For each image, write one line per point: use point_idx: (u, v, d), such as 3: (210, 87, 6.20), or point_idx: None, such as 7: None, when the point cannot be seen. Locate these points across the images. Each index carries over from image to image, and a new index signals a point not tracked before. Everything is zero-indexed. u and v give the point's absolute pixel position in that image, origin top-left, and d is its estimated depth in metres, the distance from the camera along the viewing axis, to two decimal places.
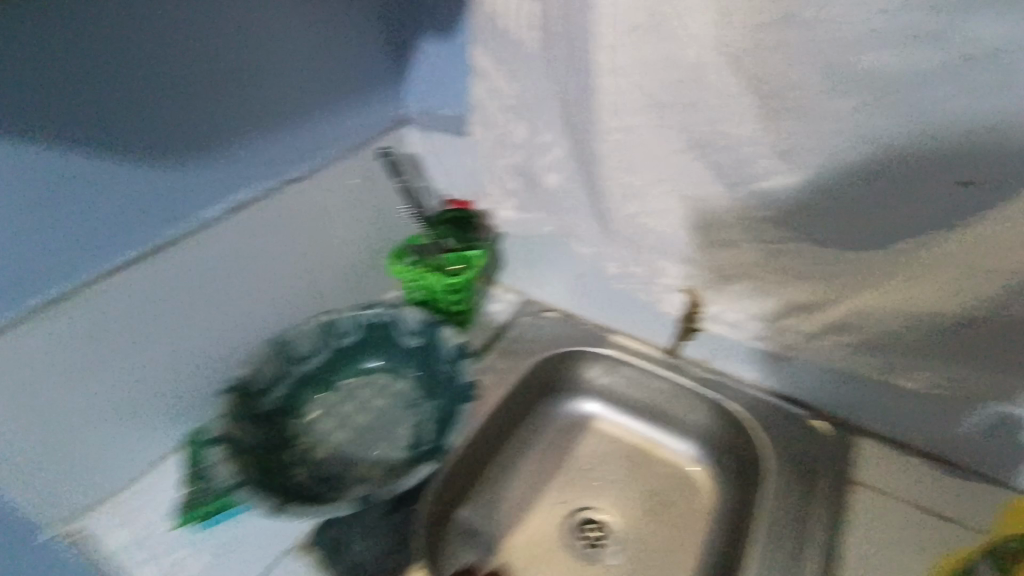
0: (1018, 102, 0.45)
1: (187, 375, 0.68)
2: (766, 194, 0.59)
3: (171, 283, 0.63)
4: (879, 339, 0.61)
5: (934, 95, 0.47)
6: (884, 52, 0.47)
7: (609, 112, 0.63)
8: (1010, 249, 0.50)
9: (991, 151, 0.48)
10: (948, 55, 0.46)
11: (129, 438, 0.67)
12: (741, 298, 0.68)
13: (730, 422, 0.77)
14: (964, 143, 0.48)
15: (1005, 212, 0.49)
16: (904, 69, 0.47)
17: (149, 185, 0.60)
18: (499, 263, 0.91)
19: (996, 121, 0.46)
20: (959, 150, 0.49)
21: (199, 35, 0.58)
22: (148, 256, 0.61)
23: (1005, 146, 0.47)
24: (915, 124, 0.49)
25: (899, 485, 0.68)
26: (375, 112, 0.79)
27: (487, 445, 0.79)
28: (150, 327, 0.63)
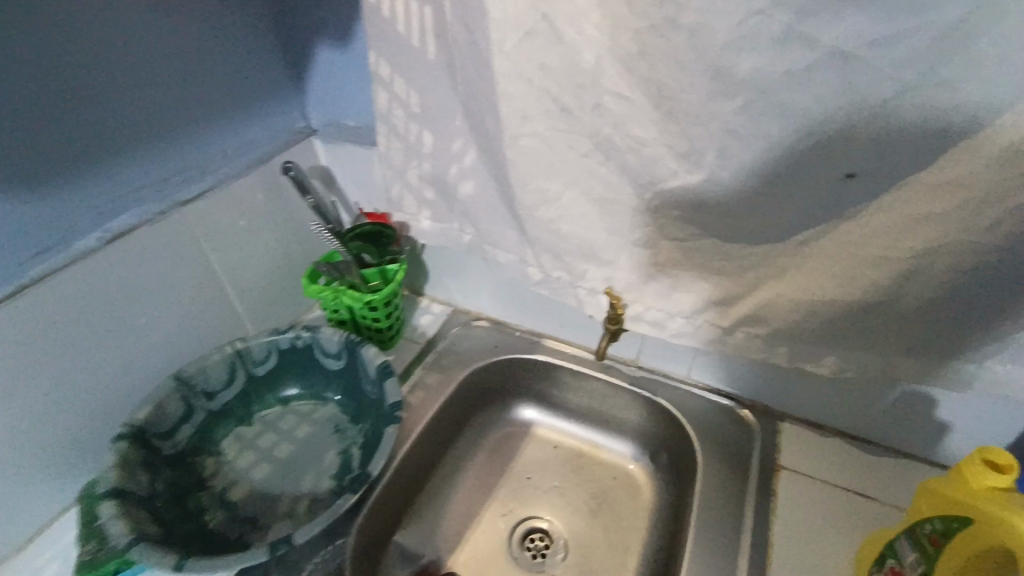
0: (898, 95, 0.45)
1: (85, 420, 0.64)
2: (670, 193, 0.59)
3: (53, 319, 0.58)
4: (789, 330, 0.61)
5: (818, 91, 0.47)
6: (761, 54, 0.46)
7: (511, 118, 0.61)
8: (899, 235, 0.51)
9: (876, 144, 0.48)
10: (821, 53, 0.45)
11: (22, 496, 0.62)
12: (660, 297, 0.67)
13: (662, 418, 0.77)
14: (849, 135, 0.48)
15: (891, 201, 0.50)
16: (784, 68, 0.46)
17: (14, 213, 0.55)
18: (424, 274, 0.90)
19: (882, 114, 0.46)
20: (846, 143, 0.48)
21: (62, 49, 0.53)
22: (23, 289, 0.56)
23: (889, 136, 0.47)
24: (805, 118, 0.48)
25: (824, 468, 0.68)
26: (274, 123, 0.77)
27: (423, 464, 0.76)
28: (32, 369, 0.58)
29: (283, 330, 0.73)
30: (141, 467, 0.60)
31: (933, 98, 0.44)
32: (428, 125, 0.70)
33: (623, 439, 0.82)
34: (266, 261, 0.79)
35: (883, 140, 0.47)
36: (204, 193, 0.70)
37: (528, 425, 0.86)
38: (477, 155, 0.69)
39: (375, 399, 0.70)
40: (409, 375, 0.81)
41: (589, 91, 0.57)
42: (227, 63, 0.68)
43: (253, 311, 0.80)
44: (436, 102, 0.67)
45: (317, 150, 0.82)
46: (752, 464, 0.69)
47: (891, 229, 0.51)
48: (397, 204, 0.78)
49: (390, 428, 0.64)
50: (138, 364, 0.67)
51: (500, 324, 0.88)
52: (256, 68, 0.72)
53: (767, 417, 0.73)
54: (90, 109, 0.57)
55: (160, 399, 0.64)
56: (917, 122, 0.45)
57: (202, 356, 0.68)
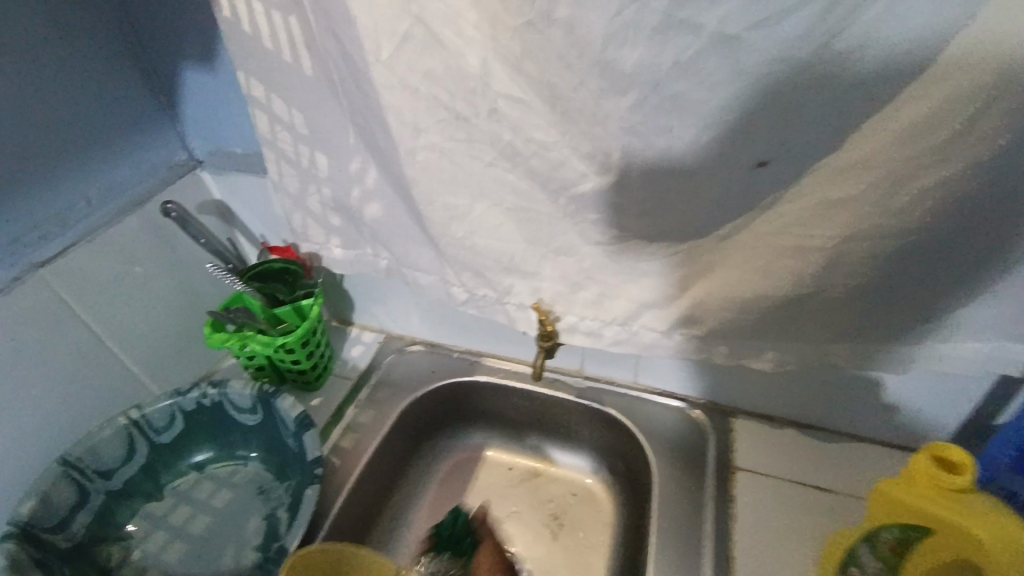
0: (793, 75, 0.41)
1: None
2: (586, 197, 0.54)
3: None
4: (724, 330, 0.57)
5: (709, 79, 0.43)
6: (643, 44, 0.43)
7: (401, 132, 0.56)
8: (819, 221, 0.47)
9: (781, 127, 0.44)
10: (709, 36, 0.41)
11: None
12: (591, 305, 0.63)
13: (613, 427, 0.74)
14: (749, 121, 0.44)
15: (809, 184, 0.46)
16: (670, 56, 0.43)
17: None
18: (349, 302, 0.84)
19: (783, 96, 0.42)
20: (748, 129, 0.44)
21: None
22: None
23: (793, 117, 0.43)
24: (702, 108, 0.44)
25: (782, 464, 0.65)
26: (149, 157, 0.72)
27: (367, 511, 0.70)
28: None
29: (186, 391, 0.67)
30: (34, 567, 0.54)
31: (832, 73, 0.40)
32: (318, 145, 0.63)
33: (576, 452, 0.79)
34: (161, 312, 0.73)
35: (789, 122, 0.44)
36: (66, 249, 0.63)
37: (478, 449, 0.82)
38: (378, 175, 0.63)
39: (296, 454, 0.65)
40: (341, 417, 0.75)
41: (482, 97, 0.51)
42: (72, 102, 0.62)
43: (152, 367, 0.73)
44: (322, 122, 0.61)
45: (207, 182, 0.76)
46: (708, 465, 0.66)
47: (808, 216, 0.47)
48: (302, 234, 0.71)
49: (310, 488, 0.59)
50: (13, 448, 0.61)
51: (436, 347, 0.83)
52: (114, 102, 0.66)
53: (717, 413, 0.70)
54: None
55: (46, 490, 0.58)
56: (818, 101, 0.42)
57: (91, 433, 0.62)
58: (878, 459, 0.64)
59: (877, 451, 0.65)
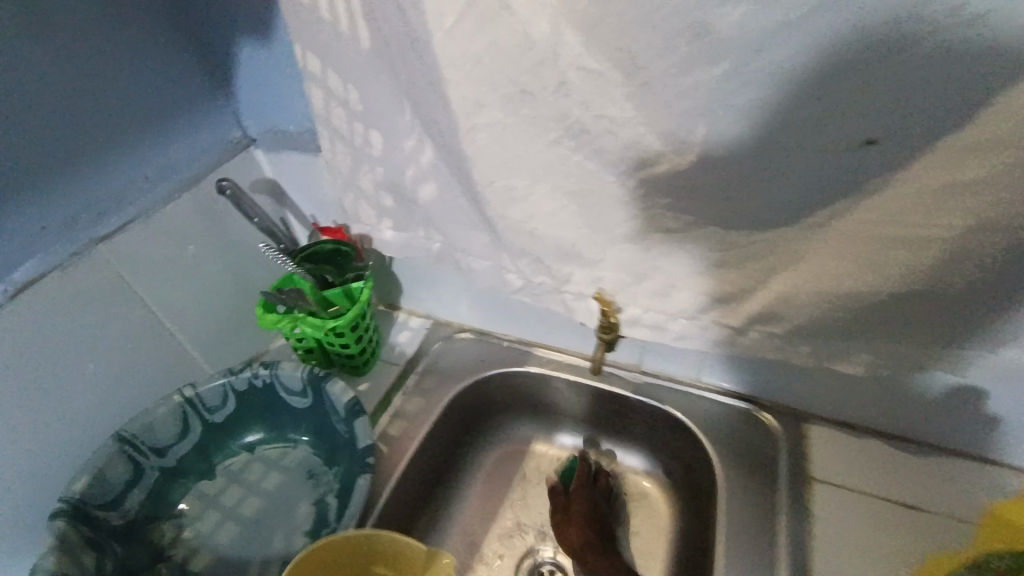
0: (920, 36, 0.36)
1: (38, 481, 0.59)
2: (660, 180, 0.50)
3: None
4: (811, 328, 0.53)
5: (817, 42, 0.38)
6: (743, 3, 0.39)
7: (462, 107, 0.53)
8: (935, 206, 0.42)
9: (892, 98, 0.39)
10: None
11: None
12: (656, 297, 0.59)
13: (672, 427, 0.70)
14: (861, 89, 0.40)
15: (924, 163, 0.41)
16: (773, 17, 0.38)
17: None
18: (396, 286, 0.82)
19: (903, 60, 0.38)
20: (856, 100, 0.40)
21: None
22: None
23: (913, 86, 0.38)
24: (801, 75, 0.40)
25: (863, 477, 0.60)
26: (208, 135, 0.71)
27: (414, 502, 0.69)
28: None
29: (239, 369, 0.66)
30: (84, 546, 0.54)
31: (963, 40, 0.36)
32: (373, 123, 0.60)
33: (632, 451, 0.75)
34: (213, 290, 0.73)
35: (905, 94, 0.39)
36: (124, 226, 0.64)
37: (526, 442, 0.79)
38: (434, 154, 0.60)
39: (347, 439, 0.64)
40: (389, 404, 0.73)
41: (549, 69, 0.47)
42: (129, 77, 0.61)
43: (205, 347, 0.73)
44: (378, 98, 0.58)
45: (260, 160, 0.75)
46: (782, 474, 0.61)
47: (919, 203, 0.42)
48: (353, 215, 0.69)
49: (362, 478, 0.58)
50: (72, 423, 0.61)
51: (485, 335, 0.80)
52: (173, 78, 0.65)
53: (790, 417, 0.65)
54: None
55: (101, 466, 0.58)
56: (946, 69, 0.37)
57: (147, 411, 0.62)
58: (968, 475, 0.59)
59: (966, 466, 0.59)
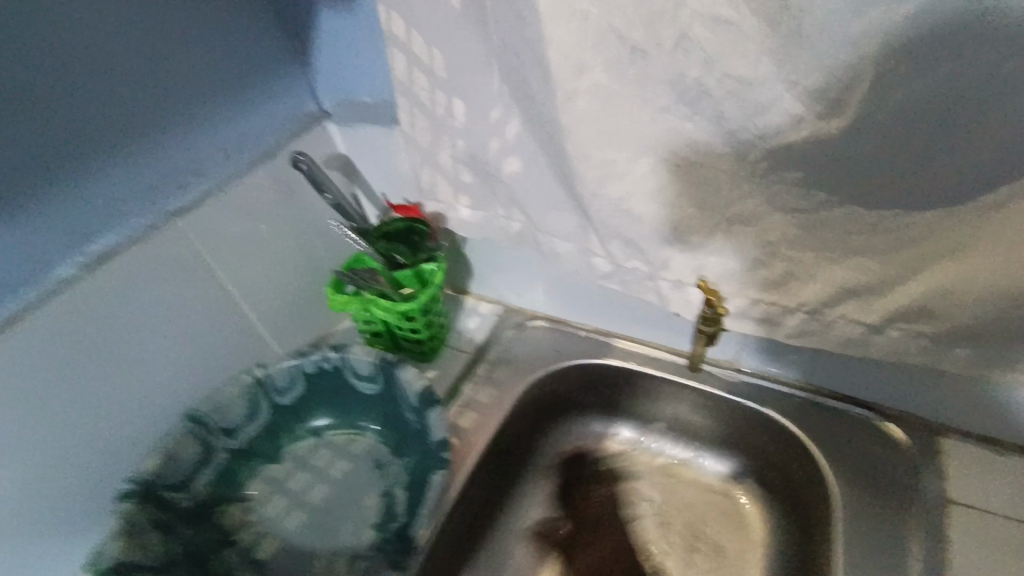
0: None
1: (118, 453, 0.59)
2: (795, 151, 0.43)
3: (71, 344, 0.54)
4: (974, 328, 0.46)
5: None
6: None
7: (561, 69, 0.45)
8: None
9: None
10: None
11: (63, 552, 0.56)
12: (773, 289, 0.50)
13: (773, 434, 0.64)
14: None
15: None
16: None
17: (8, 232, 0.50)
18: (467, 269, 0.77)
19: None
20: None
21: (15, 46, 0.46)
22: (27, 312, 0.52)
23: None
24: (996, 22, 0.34)
25: (1007, 502, 0.55)
26: (285, 106, 0.68)
27: (483, 498, 0.65)
28: (55, 403, 0.54)
29: (307, 353, 0.64)
30: (152, 530, 0.53)
31: None
32: (456, 91, 0.55)
33: (721, 456, 0.69)
34: (282, 268, 0.71)
35: None
36: (200, 200, 0.62)
37: (600, 439, 0.73)
38: (521, 125, 0.54)
39: (418, 430, 0.60)
40: (458, 394, 0.69)
41: (669, 20, 0.41)
42: (208, 44, 0.59)
43: (274, 325, 0.71)
44: (465, 62, 0.52)
45: (332, 135, 0.72)
46: (905, 490, 0.56)
47: None
48: (428, 192, 0.64)
49: (435, 474, 0.54)
50: (151, 399, 0.61)
51: (560, 325, 0.74)
52: (252, 43, 0.62)
53: (922, 431, 0.60)
54: (41, 116, 0.49)
55: (171, 445, 0.56)
56: None
57: (217, 390, 0.60)
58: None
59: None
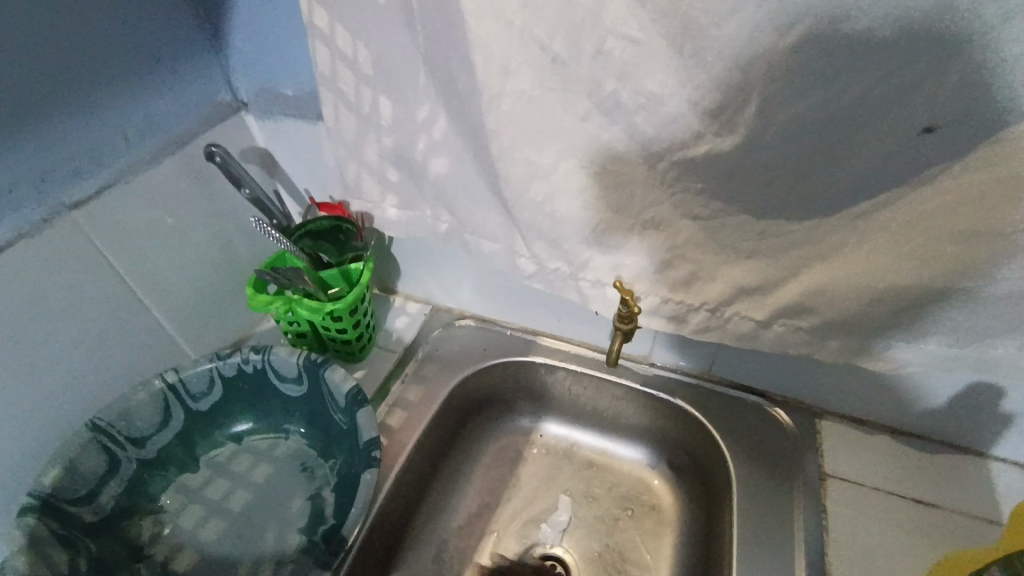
0: (993, 22, 0.35)
1: (8, 461, 0.55)
2: (695, 163, 0.47)
3: None
4: (846, 321, 0.52)
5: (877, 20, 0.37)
6: None
7: (489, 74, 0.47)
8: (980, 206, 0.42)
9: (954, 85, 0.38)
10: None
11: None
12: (680, 288, 0.55)
13: (682, 421, 0.69)
14: (921, 76, 0.38)
15: (967, 163, 0.41)
16: None
17: None
18: (396, 269, 0.77)
19: (971, 46, 0.36)
20: (913, 87, 0.39)
21: None
22: None
23: (974, 77, 0.37)
24: (862, 57, 0.39)
25: (874, 474, 0.63)
26: (196, 91, 0.65)
27: (411, 495, 0.66)
28: None
29: (227, 355, 0.62)
30: (56, 545, 0.50)
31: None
32: (384, 89, 0.55)
33: (636, 445, 0.74)
34: (196, 264, 0.69)
35: (968, 84, 0.38)
36: (102, 190, 0.58)
37: (525, 433, 0.76)
38: (448, 126, 0.55)
39: (347, 429, 0.60)
40: (386, 392, 0.69)
41: (588, 34, 0.43)
42: (115, 23, 0.55)
43: (185, 325, 0.69)
44: (394, 59, 0.53)
45: (250, 126, 0.70)
46: (790, 467, 0.63)
47: (960, 201, 0.43)
48: (355, 190, 0.64)
49: (366, 472, 0.54)
50: (44, 404, 0.57)
51: (487, 323, 0.77)
52: (164, 28, 0.60)
53: (806, 415, 0.67)
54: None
55: (74, 456, 0.53)
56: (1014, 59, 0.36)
57: (125, 396, 0.57)
58: (969, 470, 0.62)
59: (966, 461, 0.63)
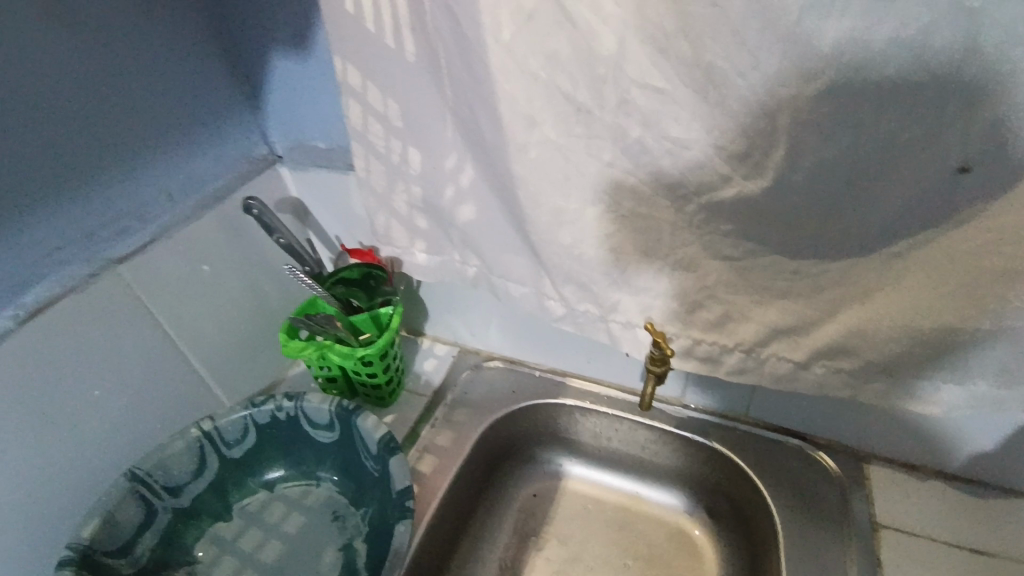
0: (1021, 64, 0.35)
1: (46, 513, 0.56)
2: (723, 205, 0.47)
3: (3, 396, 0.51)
4: (889, 363, 0.51)
5: (902, 65, 0.37)
6: (829, 20, 0.37)
7: (513, 125, 0.48)
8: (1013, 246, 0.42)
9: (983, 124, 0.38)
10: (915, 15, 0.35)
11: None
12: (713, 328, 0.54)
13: (720, 466, 0.67)
14: (951, 116, 0.38)
15: (1004, 202, 0.41)
16: (852, 41, 0.37)
17: None
18: (424, 312, 0.78)
19: (1000, 86, 0.37)
20: (943, 126, 0.39)
21: None
22: None
23: (1003, 116, 0.38)
24: (889, 99, 0.39)
25: (928, 522, 0.60)
26: (235, 149, 0.68)
27: (442, 546, 0.64)
28: None
29: (261, 403, 0.62)
30: None
31: None
32: (413, 140, 0.57)
33: (672, 489, 0.71)
34: (231, 311, 0.71)
35: (997, 122, 0.38)
36: (144, 246, 0.61)
37: (557, 478, 0.74)
38: (474, 174, 0.56)
39: (379, 478, 0.60)
40: (416, 437, 0.69)
41: (611, 85, 0.44)
42: (158, 88, 0.59)
43: (218, 372, 0.70)
44: (422, 112, 0.55)
45: (285, 177, 0.73)
46: (837, 515, 0.61)
47: (991, 240, 0.42)
48: (384, 237, 0.65)
49: (401, 524, 0.53)
50: (82, 454, 0.58)
51: (515, 364, 0.76)
52: (206, 91, 0.63)
53: (849, 458, 0.65)
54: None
55: (112, 509, 0.54)
56: None
57: (162, 447, 0.58)
58: None
59: None
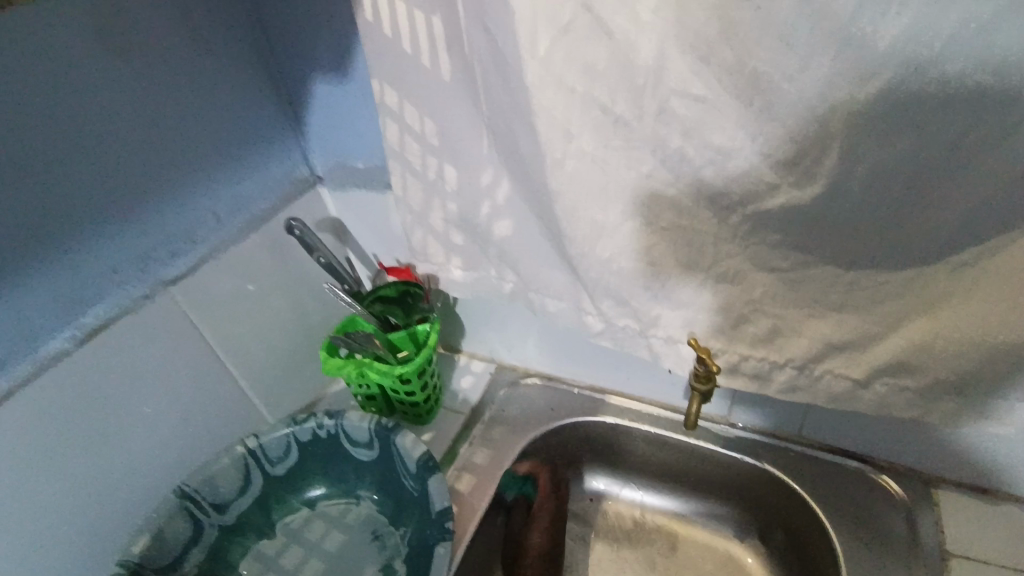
0: None
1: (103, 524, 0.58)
2: (769, 215, 0.45)
3: (66, 412, 0.54)
4: (961, 379, 0.47)
5: (966, 61, 0.35)
6: (884, 17, 0.35)
7: (549, 138, 0.48)
8: None
9: None
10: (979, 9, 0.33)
11: None
12: (761, 343, 0.52)
13: (772, 488, 0.64)
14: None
15: None
16: (911, 37, 0.35)
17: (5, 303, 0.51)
18: (460, 328, 0.78)
19: None
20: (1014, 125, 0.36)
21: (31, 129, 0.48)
22: (17, 389, 0.51)
23: None
24: (953, 98, 0.36)
25: (1010, 551, 0.55)
26: (280, 172, 0.71)
27: (481, 566, 0.63)
28: (46, 472, 0.53)
29: (302, 420, 0.63)
30: None
31: None
32: (449, 158, 0.57)
33: (720, 512, 0.68)
34: (274, 330, 0.72)
35: None
36: (195, 267, 0.63)
37: (599, 498, 0.72)
38: (511, 189, 0.56)
39: (418, 497, 0.59)
40: (454, 455, 0.68)
41: (649, 94, 0.43)
42: (209, 118, 0.61)
43: (262, 388, 0.72)
44: (458, 129, 0.55)
45: (325, 198, 0.75)
46: (904, 542, 0.56)
47: None
48: (422, 254, 0.66)
49: (439, 545, 0.53)
50: (136, 468, 0.60)
51: (553, 381, 0.75)
52: (253, 117, 0.66)
53: (916, 482, 0.60)
54: (39, 186, 0.50)
55: (162, 523, 0.55)
56: None
57: (209, 463, 0.59)
58: None
59: None
